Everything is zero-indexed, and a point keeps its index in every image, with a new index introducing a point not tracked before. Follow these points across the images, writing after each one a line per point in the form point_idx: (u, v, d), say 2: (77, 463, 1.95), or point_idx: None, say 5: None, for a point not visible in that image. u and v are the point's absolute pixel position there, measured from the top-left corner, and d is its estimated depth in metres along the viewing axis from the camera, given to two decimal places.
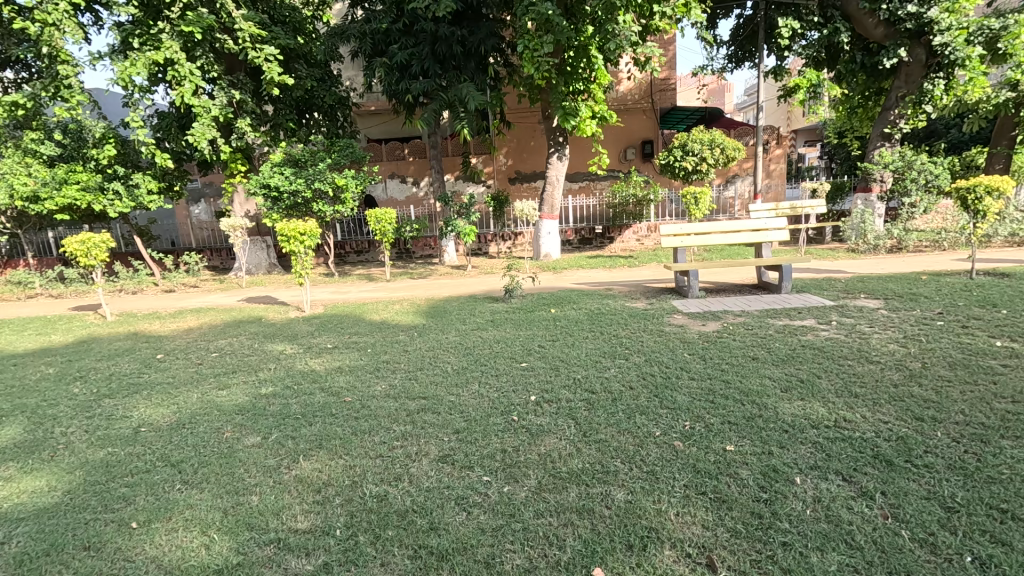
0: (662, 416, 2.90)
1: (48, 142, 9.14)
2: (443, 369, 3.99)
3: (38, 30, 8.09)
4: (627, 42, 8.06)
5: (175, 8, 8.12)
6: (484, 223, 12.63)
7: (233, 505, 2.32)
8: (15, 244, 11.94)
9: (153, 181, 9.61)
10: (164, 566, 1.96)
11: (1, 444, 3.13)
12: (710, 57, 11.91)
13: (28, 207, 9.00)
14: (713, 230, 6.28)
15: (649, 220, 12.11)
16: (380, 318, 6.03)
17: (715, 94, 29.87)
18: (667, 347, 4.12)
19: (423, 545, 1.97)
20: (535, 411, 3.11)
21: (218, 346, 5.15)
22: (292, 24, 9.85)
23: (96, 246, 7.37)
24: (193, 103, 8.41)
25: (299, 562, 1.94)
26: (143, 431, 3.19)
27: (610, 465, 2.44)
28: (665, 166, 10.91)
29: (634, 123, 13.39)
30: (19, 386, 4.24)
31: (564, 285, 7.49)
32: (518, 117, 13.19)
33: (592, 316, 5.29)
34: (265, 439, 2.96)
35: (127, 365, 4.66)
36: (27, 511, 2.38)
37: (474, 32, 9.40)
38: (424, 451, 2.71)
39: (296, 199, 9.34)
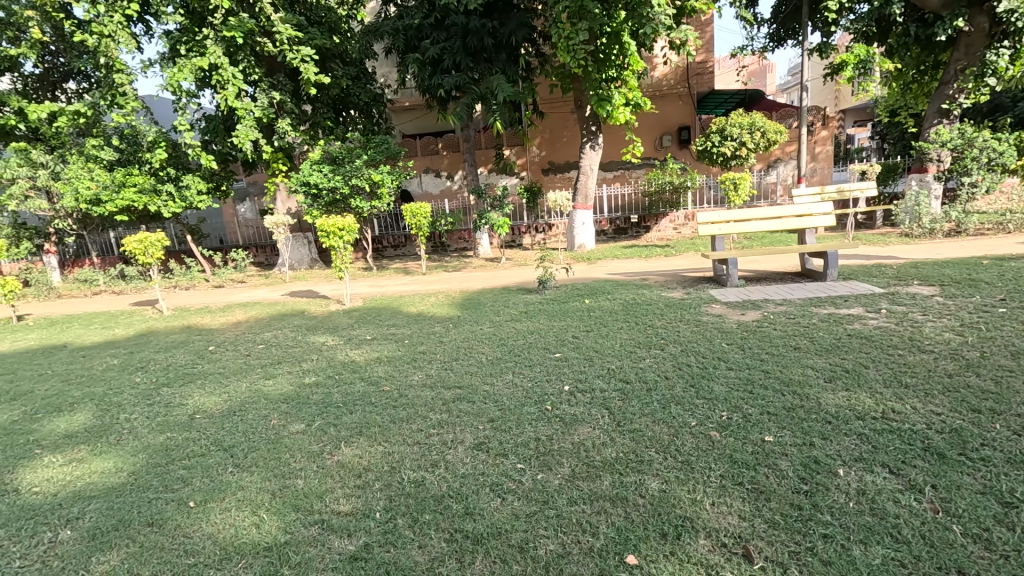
0: (698, 406, 2.86)
1: (107, 148, 9.66)
2: (478, 360, 4.05)
3: (96, 41, 8.58)
4: (663, 26, 7.88)
5: (218, 14, 8.44)
6: (518, 215, 12.67)
7: (281, 488, 2.44)
8: (81, 244, 12.79)
9: (202, 182, 10.08)
10: (219, 542, 2.08)
11: (73, 429, 3.40)
12: (750, 37, 11.41)
13: (91, 210, 9.62)
14: (753, 217, 6.07)
15: (687, 208, 11.81)
16: (417, 311, 6.15)
17: (757, 75, 28.67)
18: (704, 337, 4.04)
19: (459, 529, 2.03)
20: (570, 400, 3.12)
21: (265, 338, 5.38)
22: (328, 24, 10.09)
23: (152, 245, 7.81)
24: (236, 106, 8.76)
25: (342, 542, 2.02)
26: (198, 418, 3.39)
27: (644, 455, 2.43)
28: (702, 152, 10.60)
29: (670, 109, 13.07)
30: (87, 376, 4.57)
31: (599, 275, 7.43)
32: (551, 107, 13.10)
33: (628, 306, 5.23)
34: (308, 427, 3.09)
35: (182, 357, 4.94)
36: (97, 490, 2.58)
37: (505, 24, 9.40)
38: (460, 439, 2.77)
39: (334, 195, 9.60)
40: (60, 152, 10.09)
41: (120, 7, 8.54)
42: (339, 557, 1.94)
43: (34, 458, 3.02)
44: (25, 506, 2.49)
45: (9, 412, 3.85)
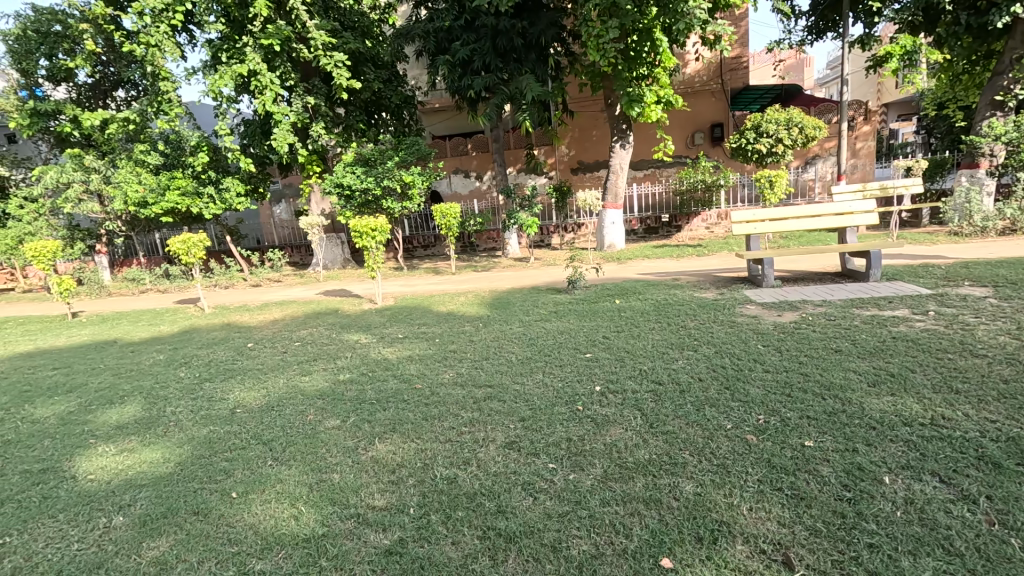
0: (733, 409, 2.80)
1: (153, 153, 10.11)
2: (508, 358, 4.08)
3: (144, 51, 8.98)
4: (698, 21, 7.74)
5: (257, 22, 8.72)
6: (547, 215, 12.66)
7: (317, 481, 2.51)
8: (129, 245, 13.40)
9: (241, 185, 10.44)
10: (261, 532, 2.16)
11: (124, 421, 3.58)
12: (788, 30, 11.06)
13: (139, 212, 10.08)
14: (790, 216, 5.91)
15: (719, 206, 11.54)
16: (447, 309, 6.23)
17: (794, 69, 27.80)
18: (739, 338, 3.95)
19: (491, 526, 2.04)
20: (601, 401, 3.10)
21: (300, 335, 5.54)
22: (361, 28, 10.30)
23: (195, 245, 8.13)
24: (273, 110, 9.04)
25: (377, 536, 2.06)
26: (238, 412, 3.51)
27: (678, 457, 2.39)
28: (737, 150, 10.34)
29: (702, 106, 12.81)
30: (137, 370, 4.81)
31: (629, 275, 7.36)
32: (581, 106, 13.02)
33: (659, 306, 5.17)
34: (344, 422, 3.17)
35: (223, 353, 5.14)
36: (147, 479, 2.70)
37: (535, 24, 9.40)
38: (491, 438, 2.78)
39: (367, 196, 9.80)
40: (110, 157, 10.63)
41: (166, 17, 8.92)
42: (374, 550, 1.98)
43: (90, 447, 3.19)
44: (81, 492, 2.64)
45: (67, 403, 4.08)
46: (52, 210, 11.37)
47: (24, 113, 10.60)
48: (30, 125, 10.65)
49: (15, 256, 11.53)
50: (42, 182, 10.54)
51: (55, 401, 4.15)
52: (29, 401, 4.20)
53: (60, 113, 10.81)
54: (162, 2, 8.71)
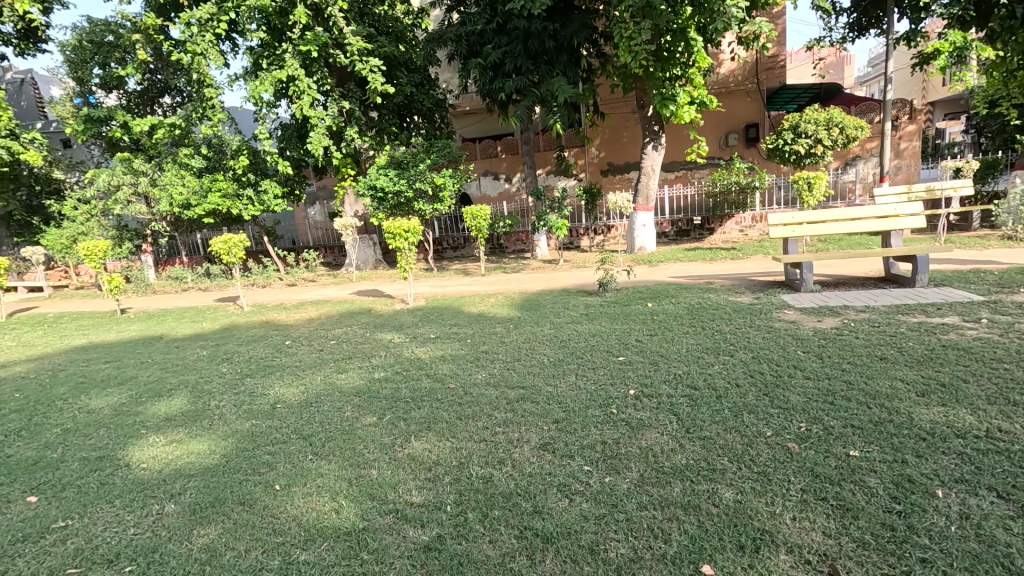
0: (773, 416, 2.74)
1: (196, 156, 10.53)
2: (540, 360, 4.09)
3: (190, 59, 9.37)
4: (735, 19, 7.69)
5: (296, 29, 8.99)
6: (577, 217, 12.62)
7: (356, 476, 2.57)
8: (173, 245, 13.96)
9: (278, 187, 10.75)
10: (304, 524, 2.22)
11: (172, 413, 3.74)
12: (828, 27, 10.73)
13: (183, 213, 10.52)
14: (829, 218, 5.74)
15: (754, 209, 11.27)
16: (478, 310, 6.29)
17: (833, 68, 26.92)
18: (777, 343, 3.86)
19: (528, 527, 2.05)
20: (635, 404, 3.08)
21: (336, 334, 5.69)
22: (395, 34, 10.51)
23: (235, 245, 8.42)
24: (309, 115, 9.30)
25: (416, 532, 2.10)
26: (279, 407, 3.63)
27: (716, 463, 2.36)
28: (773, 151, 10.08)
29: (737, 107, 12.57)
30: (182, 364, 5.03)
31: (661, 278, 7.26)
32: (611, 108, 12.94)
33: (693, 310, 5.09)
34: (380, 419, 3.24)
35: (262, 349, 5.30)
36: (196, 468, 2.83)
37: (567, 26, 9.40)
38: (525, 438, 2.80)
39: (399, 198, 9.98)
40: (157, 161, 11.12)
41: (211, 26, 9.29)
42: (414, 546, 2.02)
43: (141, 437, 3.35)
44: (135, 479, 2.77)
45: (119, 395, 4.29)
46: (103, 211, 11.97)
47: (79, 119, 11.20)
48: (84, 131, 11.25)
49: (69, 255, 12.17)
50: (95, 184, 11.12)
51: (108, 393, 4.36)
52: (85, 392, 4.44)
53: (111, 119, 11.38)
54: (208, 12, 9.06)
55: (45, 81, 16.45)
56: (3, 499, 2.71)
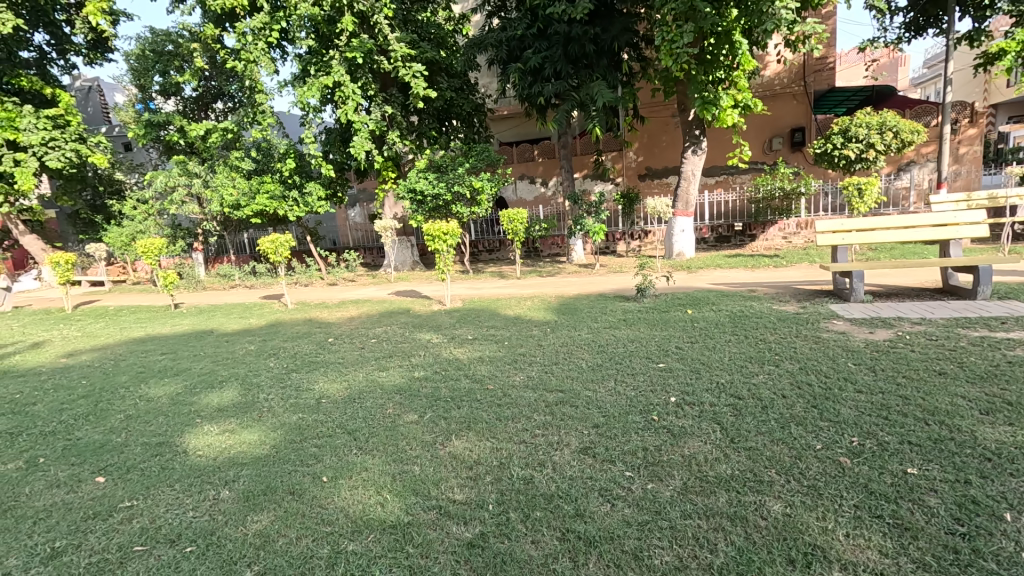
0: (823, 429, 2.65)
1: (246, 159, 11.00)
2: (578, 364, 4.08)
3: (243, 66, 9.81)
4: (786, 21, 7.45)
5: (343, 37, 9.29)
6: (614, 221, 12.52)
7: (399, 472, 2.63)
8: (221, 244, 14.57)
9: (322, 189, 11.09)
10: (351, 516, 2.30)
11: (224, 404, 3.91)
12: (882, 27, 10.32)
13: (232, 213, 10.99)
14: (882, 226, 5.52)
15: (799, 215, 10.90)
16: (515, 313, 6.32)
17: (887, 69, 25.81)
18: (826, 354, 3.73)
19: (571, 529, 2.06)
20: (677, 412, 3.04)
21: (376, 332, 5.84)
22: (437, 39, 10.70)
23: (281, 245, 8.75)
24: (353, 119, 9.58)
25: (459, 529, 2.14)
26: (324, 402, 3.74)
27: (764, 475, 2.30)
28: (821, 155, 9.74)
29: (782, 110, 12.23)
30: (232, 358, 5.26)
31: (700, 285, 7.13)
32: (651, 111, 12.79)
33: (734, 318, 4.98)
34: (421, 417, 3.30)
35: (307, 346, 5.49)
36: (249, 458, 2.95)
37: (608, 30, 9.38)
38: (565, 442, 2.80)
39: (438, 201, 10.13)
40: (209, 163, 11.65)
41: (264, 35, 9.71)
42: (457, 542, 2.05)
43: (196, 425, 3.53)
44: (193, 465, 2.92)
45: (174, 384, 4.53)
46: (159, 211, 12.65)
47: (140, 123, 11.90)
48: (144, 135, 11.93)
49: (128, 252, 12.89)
50: (153, 186, 11.77)
51: (164, 382, 4.62)
52: (145, 381, 4.71)
53: (168, 123, 12.03)
54: (261, 21, 9.49)
55: (110, 89, 17.51)
56: (75, 477, 2.90)
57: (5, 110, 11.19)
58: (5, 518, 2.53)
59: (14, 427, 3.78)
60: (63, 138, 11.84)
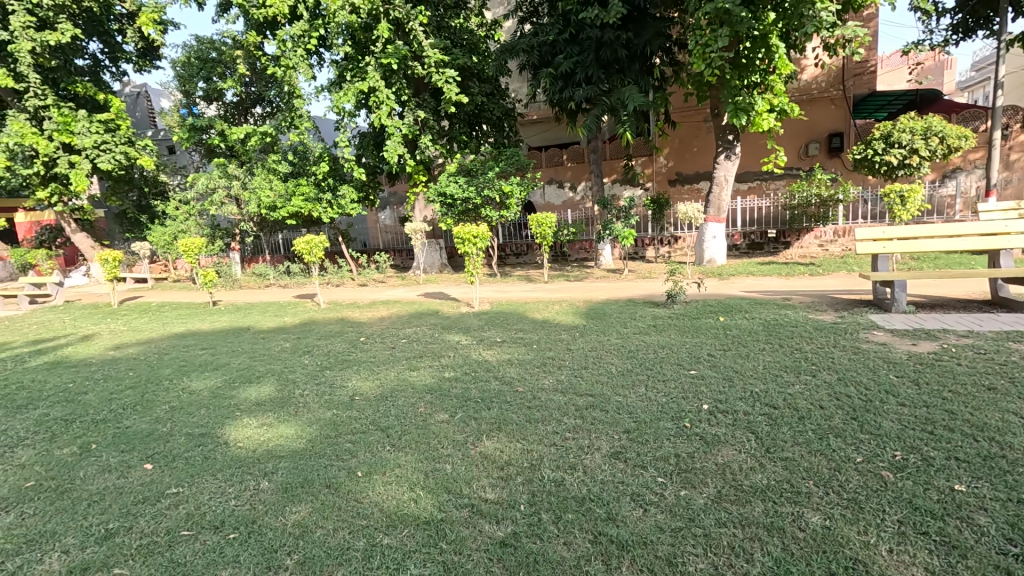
0: (863, 442, 2.58)
1: (283, 162, 11.34)
2: (608, 369, 4.06)
3: (283, 72, 10.14)
4: (827, 23, 7.29)
5: (379, 43, 9.50)
6: (643, 227, 12.42)
7: (431, 470, 2.68)
8: (257, 244, 15.03)
9: (355, 192, 11.33)
10: (386, 510, 2.35)
11: (262, 398, 4.05)
12: (927, 29, 9.97)
13: (269, 215, 11.33)
14: (926, 235, 5.33)
15: (837, 222, 10.58)
16: (543, 317, 6.32)
17: (932, 72, 24.76)
18: (866, 365, 3.62)
19: (603, 532, 2.06)
20: (709, 419, 3.00)
21: (406, 333, 5.95)
22: (469, 45, 10.85)
23: (316, 246, 8.98)
24: (386, 123, 9.77)
25: (492, 528, 2.17)
26: (357, 399, 3.83)
27: (801, 486, 2.25)
28: (861, 161, 9.45)
29: (820, 115, 11.94)
30: (269, 354, 5.43)
31: (732, 292, 7.01)
32: (683, 116, 12.65)
33: (768, 327, 4.88)
34: (452, 417, 3.35)
35: (340, 344, 5.62)
36: (286, 451, 3.05)
37: (640, 34, 9.33)
38: (596, 446, 2.80)
39: (467, 205, 10.24)
40: (248, 166, 12.06)
41: (303, 42, 10.02)
42: (490, 540, 2.08)
43: (236, 418, 3.66)
44: (234, 456, 3.03)
45: (215, 378, 4.71)
46: (200, 211, 13.15)
47: (184, 128, 12.40)
48: (188, 138, 12.43)
49: (170, 251, 13.42)
50: (195, 187, 12.24)
51: (206, 376, 4.80)
52: (187, 374, 4.90)
53: (210, 128, 12.51)
54: (301, 29, 9.80)
55: (156, 94, 18.31)
56: (124, 464, 3.05)
57: (62, 114, 11.84)
58: (62, 499, 2.68)
59: (67, 414, 3.99)
60: (113, 142, 12.45)
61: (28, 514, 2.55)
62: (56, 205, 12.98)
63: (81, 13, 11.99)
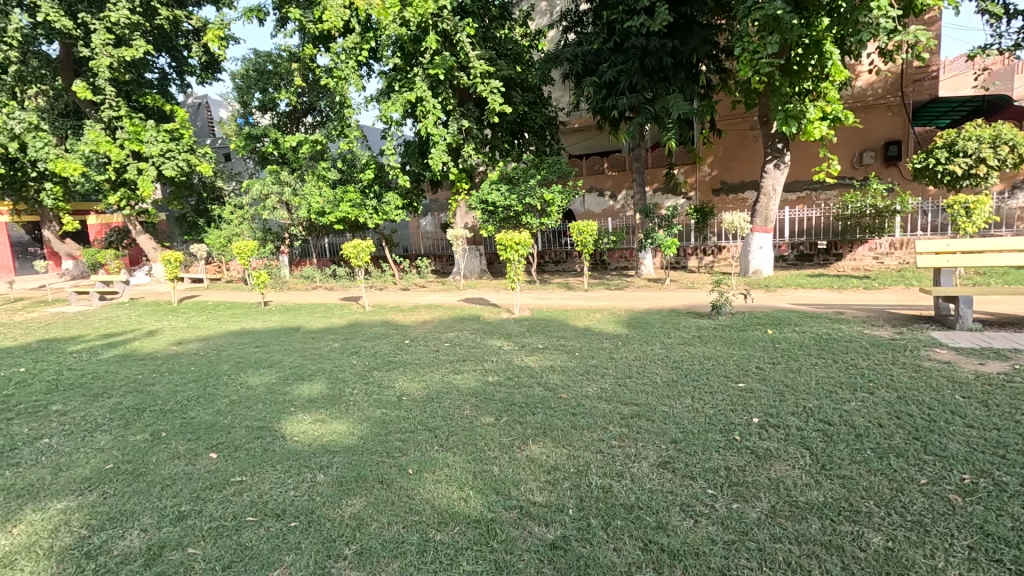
0: (927, 463, 2.48)
1: (333, 169, 11.79)
2: (653, 379, 4.04)
3: (335, 83, 10.58)
4: (884, 29, 7.12)
5: (427, 55, 9.78)
6: (686, 236, 12.24)
7: (479, 470, 2.73)
8: (306, 248, 15.65)
9: (399, 199, 11.63)
10: (437, 507, 2.42)
11: (313, 395, 4.22)
12: (996, 33, 9.45)
13: (318, 220, 11.79)
14: (993, 248, 5.05)
15: (894, 234, 10.10)
16: (585, 325, 6.32)
17: (1000, 77, 23.28)
18: (930, 385, 3.45)
19: (653, 540, 2.07)
20: (760, 433, 2.94)
21: (449, 336, 6.07)
22: (513, 55, 11.03)
23: (363, 250, 9.27)
24: (432, 132, 10.01)
25: (541, 529, 2.20)
26: (405, 399, 3.95)
27: (861, 505, 2.19)
28: (921, 170, 9.02)
29: (875, 122, 11.49)
30: (319, 354, 5.66)
31: (780, 304, 6.83)
32: (729, 123, 12.41)
33: (820, 341, 4.73)
34: (497, 420, 3.41)
35: (386, 345, 5.82)
36: (339, 446, 3.17)
37: (687, 42, 9.23)
38: (643, 454, 2.80)
39: (509, 212, 10.36)
40: (299, 173, 12.58)
41: (354, 55, 10.44)
42: (539, 542, 2.12)
43: (292, 413, 3.84)
44: (292, 448, 3.19)
45: (270, 375, 4.94)
46: (253, 216, 13.77)
47: (241, 136, 13.09)
48: (244, 147, 13.11)
49: (226, 253, 14.13)
50: (250, 193, 12.88)
51: (261, 372, 5.05)
52: (244, 370, 5.17)
53: (265, 136, 13.15)
54: (353, 42, 10.21)
55: (216, 105, 19.42)
56: (192, 451, 3.25)
57: (133, 124, 12.71)
58: (139, 481, 2.89)
59: (138, 403, 4.28)
60: (177, 150, 13.27)
61: (109, 493, 2.76)
62: (124, 209, 13.89)
63: (153, 30, 12.88)
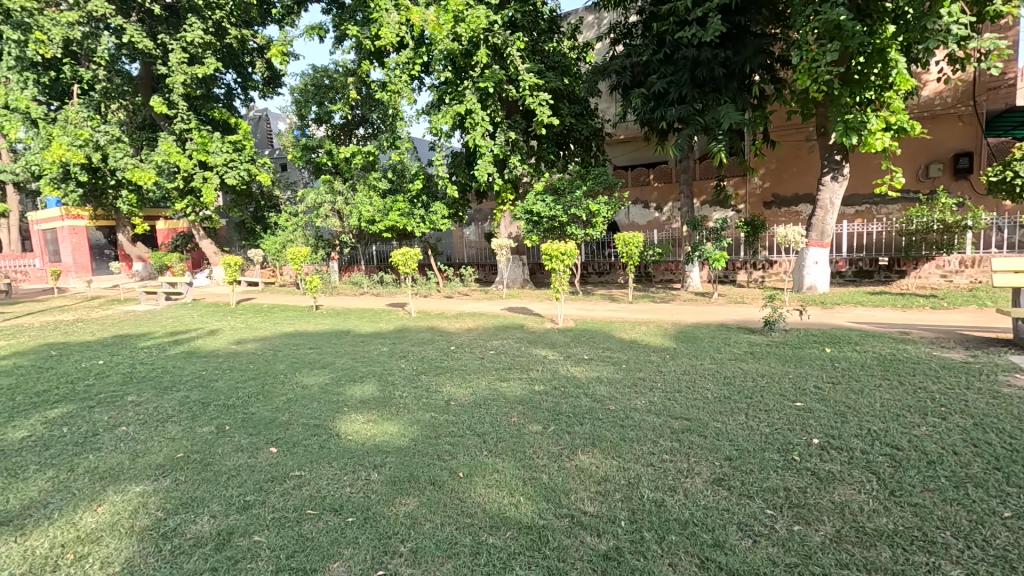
0: (1010, 496, 2.32)
1: (383, 179, 12.21)
2: (703, 394, 3.93)
3: (388, 97, 10.97)
4: (957, 35, 6.74)
5: (477, 69, 10.01)
6: (735, 249, 11.93)
7: (528, 477, 2.75)
8: (354, 254, 16.20)
9: (446, 209, 11.82)
10: (490, 511, 2.45)
11: (365, 396, 4.35)
12: None
13: (368, 228, 12.21)
14: None
15: (965, 251, 9.48)
16: (631, 337, 6.24)
17: None
18: (1010, 413, 3.22)
19: (711, 558, 2.02)
20: (821, 455, 2.82)
21: (494, 344, 6.12)
22: (561, 68, 11.10)
23: (410, 258, 9.46)
24: (479, 144, 10.20)
25: (594, 540, 2.19)
26: (453, 404, 4.03)
27: (936, 535, 2.06)
28: (997, 183, 8.44)
29: (943, 133, 10.89)
30: (368, 356, 5.83)
31: (839, 322, 6.54)
32: (783, 134, 12.05)
33: (883, 361, 4.50)
34: (545, 429, 3.41)
35: (432, 351, 5.93)
36: (391, 447, 3.26)
37: (740, 52, 9.03)
38: (696, 470, 2.73)
39: (553, 223, 10.39)
40: (350, 182, 13.08)
41: (407, 69, 10.80)
42: (593, 552, 2.11)
43: (345, 413, 3.97)
44: (346, 447, 3.31)
45: (324, 375, 5.13)
46: (306, 223, 14.35)
47: (298, 147, 13.72)
48: (300, 157, 13.74)
49: (280, 258, 14.79)
50: (305, 202, 13.44)
51: (316, 372, 5.26)
52: (299, 370, 5.40)
53: (320, 147, 13.75)
54: (406, 57, 10.60)
55: (274, 117, 20.48)
56: (253, 445, 3.41)
57: (201, 136, 13.56)
58: (206, 470, 3.06)
59: (203, 397, 4.54)
60: (239, 160, 14.11)
61: (181, 480, 2.94)
62: (190, 215, 14.80)
63: (222, 48, 13.76)
